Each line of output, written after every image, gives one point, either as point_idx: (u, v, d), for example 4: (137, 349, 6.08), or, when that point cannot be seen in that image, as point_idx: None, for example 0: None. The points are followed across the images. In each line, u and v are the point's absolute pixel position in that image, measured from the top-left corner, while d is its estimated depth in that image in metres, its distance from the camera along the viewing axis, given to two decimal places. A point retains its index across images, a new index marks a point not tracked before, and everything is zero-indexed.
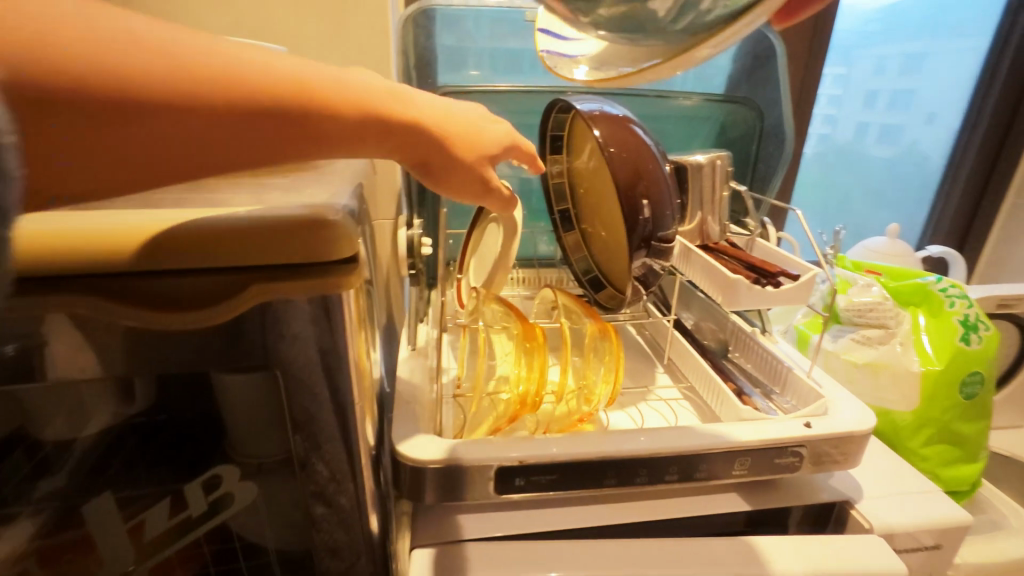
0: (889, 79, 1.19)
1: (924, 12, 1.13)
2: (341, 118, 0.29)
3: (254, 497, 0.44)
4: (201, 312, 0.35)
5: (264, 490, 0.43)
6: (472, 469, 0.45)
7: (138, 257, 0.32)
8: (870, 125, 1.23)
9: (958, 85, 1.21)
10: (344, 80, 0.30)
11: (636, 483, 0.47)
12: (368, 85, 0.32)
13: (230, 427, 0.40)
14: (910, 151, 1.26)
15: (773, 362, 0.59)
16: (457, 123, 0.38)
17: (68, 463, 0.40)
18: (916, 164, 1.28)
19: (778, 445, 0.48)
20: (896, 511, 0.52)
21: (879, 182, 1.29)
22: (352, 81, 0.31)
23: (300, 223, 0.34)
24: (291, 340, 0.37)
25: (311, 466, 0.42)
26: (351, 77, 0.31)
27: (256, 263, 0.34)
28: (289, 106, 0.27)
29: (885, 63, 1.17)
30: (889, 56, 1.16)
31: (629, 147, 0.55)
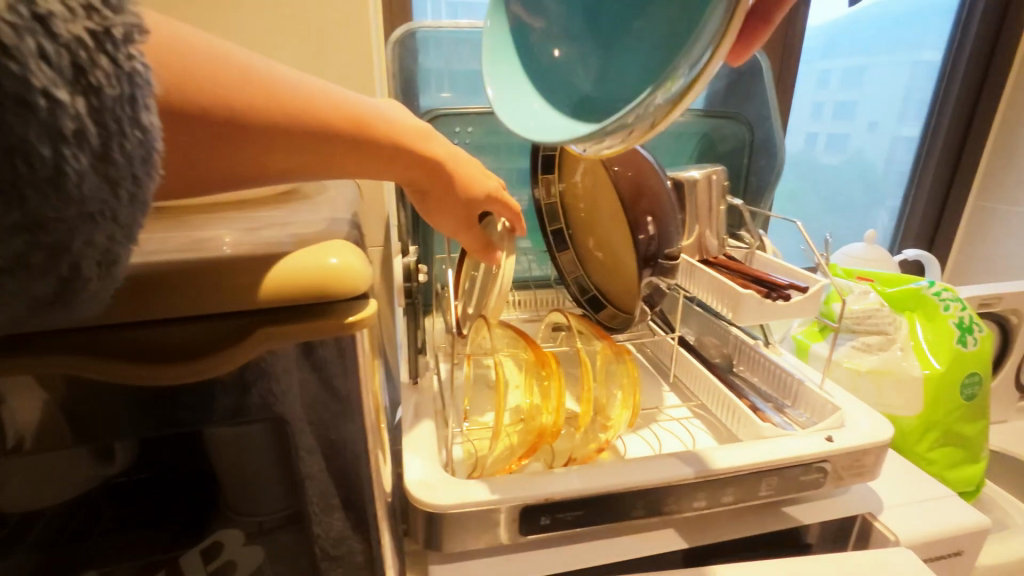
0: (831, 91, 1.24)
1: (859, 28, 1.18)
2: (324, 127, 0.31)
3: (258, 567, 0.40)
4: (198, 362, 0.32)
5: (269, 560, 0.40)
6: (495, 511, 0.42)
7: (134, 310, 0.30)
8: (818, 134, 1.28)
9: (895, 95, 1.27)
10: (323, 93, 0.31)
11: (664, 512, 0.45)
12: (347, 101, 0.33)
13: (226, 491, 0.37)
14: (857, 158, 1.31)
15: (781, 375, 0.59)
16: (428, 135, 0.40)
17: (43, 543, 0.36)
18: (862, 170, 1.33)
19: (802, 462, 0.47)
20: (918, 520, 0.51)
21: (832, 190, 1.34)
22: (330, 95, 0.32)
23: (311, 264, 0.32)
24: (301, 389, 0.35)
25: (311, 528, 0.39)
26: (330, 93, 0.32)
27: (258, 305, 0.31)
28: (276, 115, 0.28)
29: (827, 77, 1.22)
30: (830, 70, 1.21)
31: (632, 165, 0.55)
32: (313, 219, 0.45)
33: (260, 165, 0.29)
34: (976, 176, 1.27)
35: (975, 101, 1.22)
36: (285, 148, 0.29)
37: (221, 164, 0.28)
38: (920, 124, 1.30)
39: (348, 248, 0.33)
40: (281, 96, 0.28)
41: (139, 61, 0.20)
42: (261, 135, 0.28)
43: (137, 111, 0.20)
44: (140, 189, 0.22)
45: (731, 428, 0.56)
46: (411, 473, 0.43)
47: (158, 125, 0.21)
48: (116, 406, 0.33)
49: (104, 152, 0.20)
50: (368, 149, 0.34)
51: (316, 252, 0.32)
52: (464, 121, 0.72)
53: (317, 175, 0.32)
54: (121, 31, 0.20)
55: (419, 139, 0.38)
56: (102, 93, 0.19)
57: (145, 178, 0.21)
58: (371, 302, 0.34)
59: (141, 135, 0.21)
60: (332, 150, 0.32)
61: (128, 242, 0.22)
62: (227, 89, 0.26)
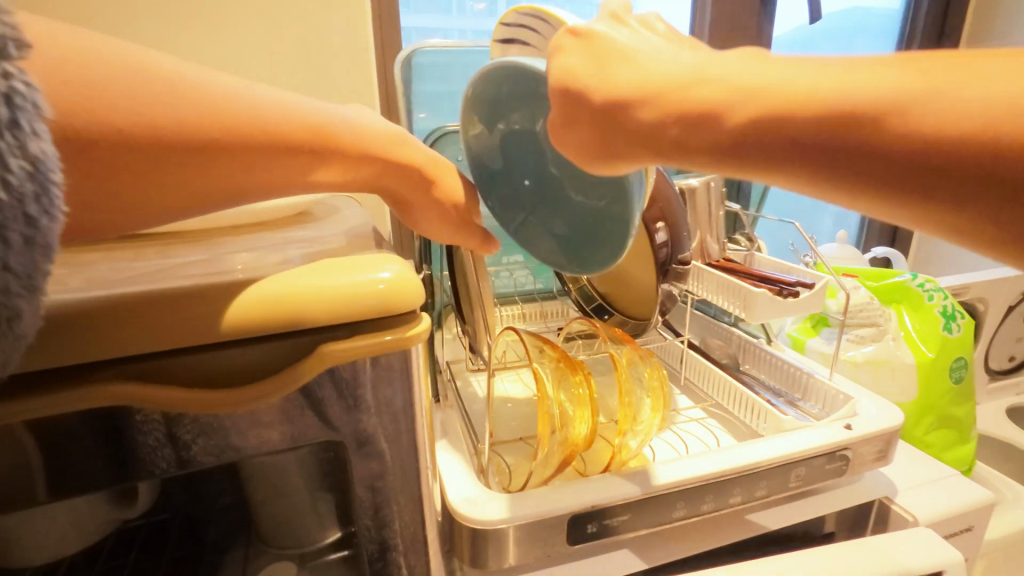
0: None
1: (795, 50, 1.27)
2: (291, 139, 0.32)
3: None
4: (246, 389, 0.29)
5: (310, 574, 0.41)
6: (544, 522, 0.41)
7: (190, 337, 0.28)
8: None
9: None
10: (288, 109, 0.33)
11: (703, 510, 0.46)
12: (315, 114, 0.35)
13: (259, 505, 0.39)
14: None
15: (789, 369, 0.61)
16: (403, 142, 0.41)
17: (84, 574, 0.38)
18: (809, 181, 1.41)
19: (827, 452, 0.49)
20: (931, 500, 0.54)
21: (787, 199, 1.41)
22: (293, 109, 0.33)
23: (374, 285, 0.31)
24: (361, 410, 0.34)
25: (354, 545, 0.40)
26: (295, 106, 0.34)
27: (314, 322, 0.30)
28: (241, 135, 0.30)
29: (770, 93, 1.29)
30: None
31: None
32: (336, 236, 0.45)
33: (218, 184, 0.30)
34: None
35: None
36: (252, 167, 0.31)
37: (181, 188, 0.29)
38: None
39: (405, 265, 0.33)
40: (224, 111, 0.29)
41: (15, 80, 0.21)
42: (229, 156, 0.30)
43: (15, 137, 0.20)
44: (35, 229, 0.22)
45: (751, 425, 0.57)
46: (450, 491, 0.42)
47: (46, 151, 0.21)
48: (150, 441, 0.31)
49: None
50: (324, 159, 0.35)
51: (370, 267, 0.32)
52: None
53: (287, 188, 0.34)
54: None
55: (378, 145, 0.39)
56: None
57: (34, 216, 0.21)
58: (424, 317, 0.33)
59: (24, 167, 0.21)
60: (286, 161, 0.33)
61: (27, 294, 0.23)
62: (168, 109, 0.27)
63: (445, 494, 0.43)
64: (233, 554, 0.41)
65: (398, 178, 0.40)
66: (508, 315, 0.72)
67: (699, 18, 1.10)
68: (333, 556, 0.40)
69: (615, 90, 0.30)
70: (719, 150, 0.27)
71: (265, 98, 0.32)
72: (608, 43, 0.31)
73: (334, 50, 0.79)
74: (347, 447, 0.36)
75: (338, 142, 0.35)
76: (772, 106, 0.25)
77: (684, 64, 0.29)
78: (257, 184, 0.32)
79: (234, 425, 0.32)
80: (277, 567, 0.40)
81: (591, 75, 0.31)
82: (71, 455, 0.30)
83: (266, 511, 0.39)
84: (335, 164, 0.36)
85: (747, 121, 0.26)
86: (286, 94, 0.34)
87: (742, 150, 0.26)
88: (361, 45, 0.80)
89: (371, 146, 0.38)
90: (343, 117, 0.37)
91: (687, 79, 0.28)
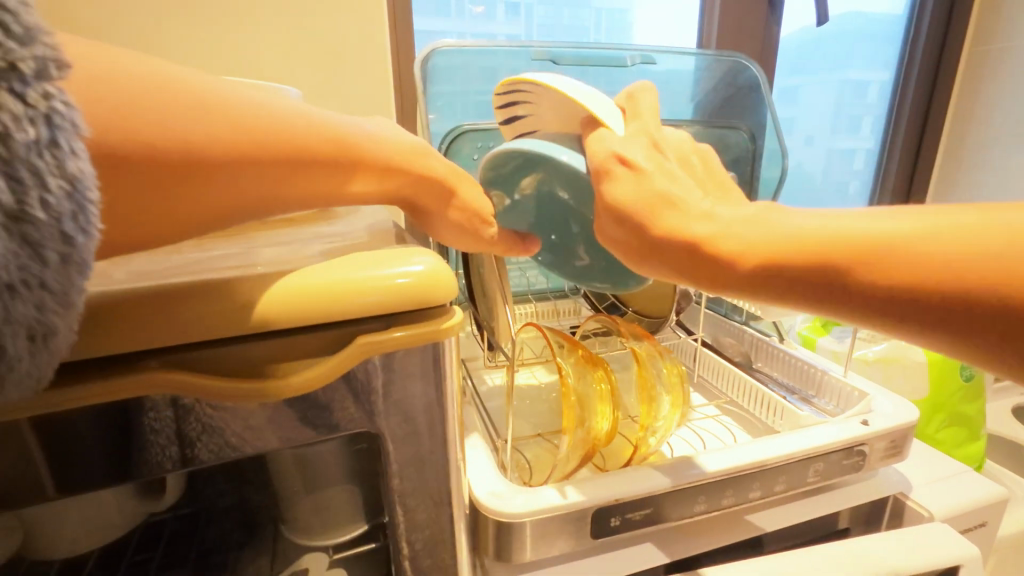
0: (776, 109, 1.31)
1: (797, 53, 1.28)
2: (320, 143, 0.32)
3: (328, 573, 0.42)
4: (277, 380, 0.30)
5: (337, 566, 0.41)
6: (568, 516, 0.42)
7: (227, 330, 0.28)
8: None
9: (829, 111, 1.36)
10: (316, 115, 0.33)
11: (724, 504, 0.46)
12: (343, 122, 0.35)
13: (288, 496, 0.39)
14: (796, 171, 1.38)
15: (803, 366, 0.62)
16: (427, 151, 0.40)
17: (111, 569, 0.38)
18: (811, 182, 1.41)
19: (844, 447, 0.49)
20: (947, 495, 0.54)
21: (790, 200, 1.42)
22: (322, 115, 0.33)
23: (406, 277, 0.31)
24: (394, 406, 0.34)
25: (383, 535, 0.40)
26: (323, 114, 0.33)
27: (352, 314, 0.30)
28: (272, 138, 0.29)
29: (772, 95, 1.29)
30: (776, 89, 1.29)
31: None
32: (360, 233, 0.45)
33: (250, 195, 0.29)
34: (931, 178, 1.40)
35: (925, 111, 1.35)
36: (283, 173, 0.30)
37: (214, 202, 0.28)
38: (877, 134, 1.42)
39: (436, 259, 0.33)
40: (254, 123, 0.29)
41: (55, 100, 0.19)
42: (259, 161, 0.29)
43: (53, 156, 0.19)
44: (72, 247, 0.20)
45: (767, 421, 0.58)
46: (474, 484, 0.43)
47: (83, 168, 0.20)
48: (178, 443, 0.30)
49: (16, 209, 0.19)
50: (354, 171, 0.34)
51: (404, 258, 0.32)
52: (486, 136, 0.76)
53: (317, 200, 0.33)
54: (30, 65, 0.18)
55: (405, 158, 0.38)
56: (8, 138, 0.18)
57: (71, 234, 0.20)
58: (456, 310, 0.34)
59: (62, 186, 0.19)
60: (318, 170, 0.32)
61: (63, 311, 0.21)
62: (199, 124, 0.27)
63: (470, 488, 0.43)
64: (261, 542, 0.41)
65: (424, 187, 0.39)
66: (522, 313, 0.73)
67: (707, 17, 1.11)
68: (361, 546, 0.41)
69: (656, 226, 0.36)
70: (747, 282, 0.35)
71: (293, 107, 0.32)
72: (653, 181, 0.37)
73: (349, 48, 0.79)
74: (383, 439, 0.35)
75: (367, 149, 0.35)
76: (771, 253, 0.33)
77: (711, 212, 0.36)
78: (286, 191, 0.31)
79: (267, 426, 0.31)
80: (310, 558, 0.40)
81: (640, 211, 0.37)
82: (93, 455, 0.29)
83: (293, 502, 0.40)
84: (366, 171, 0.35)
85: (759, 263, 0.34)
86: (313, 107, 0.33)
87: (758, 282, 0.34)
88: (375, 43, 0.80)
89: (399, 153, 0.38)
90: (369, 126, 0.37)
91: (715, 228, 0.35)
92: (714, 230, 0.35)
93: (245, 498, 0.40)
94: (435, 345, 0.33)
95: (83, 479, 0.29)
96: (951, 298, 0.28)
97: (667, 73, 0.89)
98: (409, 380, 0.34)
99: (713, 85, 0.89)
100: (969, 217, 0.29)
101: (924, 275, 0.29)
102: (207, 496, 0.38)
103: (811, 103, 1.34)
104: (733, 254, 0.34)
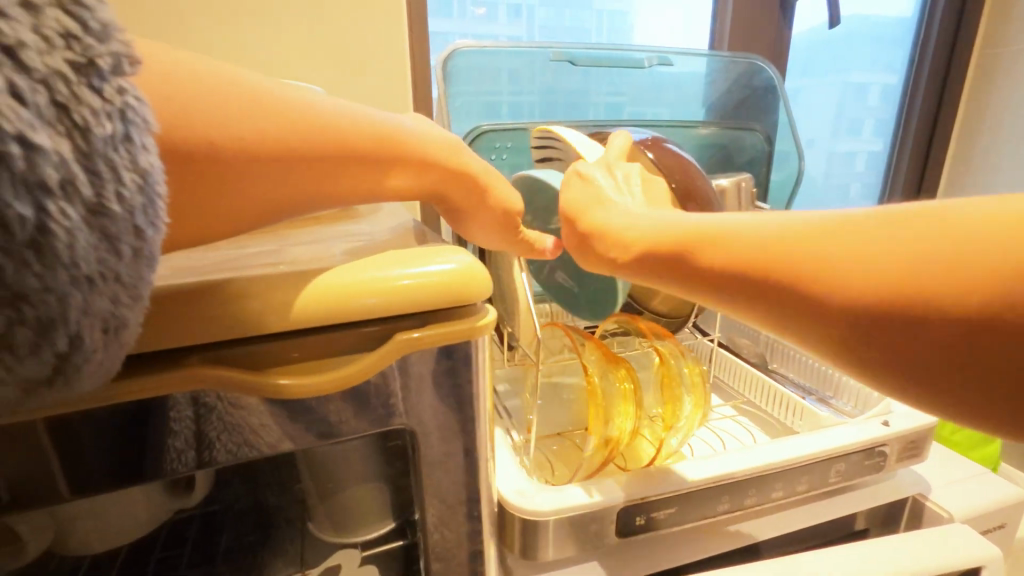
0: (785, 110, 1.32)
1: (806, 55, 1.28)
2: (354, 142, 0.32)
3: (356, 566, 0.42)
4: (313, 378, 0.30)
5: (367, 555, 0.42)
6: (595, 514, 0.42)
7: (266, 326, 0.29)
8: None
9: (836, 112, 1.37)
10: (352, 113, 0.33)
11: (747, 503, 0.46)
12: (377, 118, 0.34)
13: (316, 490, 0.40)
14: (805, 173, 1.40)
15: (820, 368, 0.62)
16: (460, 147, 0.40)
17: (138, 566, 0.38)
18: (820, 184, 1.43)
19: (867, 448, 0.49)
20: (967, 496, 0.54)
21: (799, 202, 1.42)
22: (357, 112, 0.33)
23: (443, 278, 0.31)
24: (427, 405, 0.34)
25: (411, 527, 0.40)
26: (358, 110, 0.33)
27: (394, 311, 0.31)
28: (306, 140, 0.30)
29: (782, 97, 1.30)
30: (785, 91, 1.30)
31: (681, 168, 0.57)
32: (386, 231, 0.45)
33: (296, 192, 0.30)
34: (941, 179, 1.40)
35: (935, 111, 1.35)
36: (317, 174, 0.30)
37: (262, 198, 0.29)
38: (889, 134, 1.42)
39: (473, 260, 0.33)
40: (297, 121, 0.29)
41: (128, 95, 0.20)
42: (292, 165, 0.29)
43: (127, 151, 0.20)
44: (143, 241, 0.21)
45: (786, 421, 0.58)
46: (501, 482, 0.43)
47: (153, 164, 0.21)
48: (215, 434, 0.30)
49: (97, 203, 0.20)
50: (392, 167, 0.34)
51: (439, 255, 0.33)
52: (506, 137, 0.78)
53: (352, 199, 0.33)
54: (107, 61, 0.20)
55: (440, 152, 0.38)
56: (89, 133, 0.19)
57: (143, 228, 0.21)
58: (490, 308, 0.34)
59: (135, 179, 0.21)
60: (352, 168, 0.32)
61: (133, 304, 0.22)
62: (247, 124, 0.27)
63: (497, 485, 0.43)
64: (290, 541, 0.42)
65: (454, 183, 0.39)
66: (539, 313, 0.73)
67: (719, 17, 1.11)
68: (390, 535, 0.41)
69: (587, 224, 0.43)
70: (634, 267, 0.39)
71: (329, 104, 0.32)
72: (594, 193, 0.45)
73: (368, 47, 0.79)
74: (417, 436, 0.35)
75: (400, 146, 0.35)
76: (654, 240, 0.38)
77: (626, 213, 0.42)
78: (320, 191, 0.31)
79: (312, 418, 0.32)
80: (342, 555, 0.41)
81: (580, 210, 0.45)
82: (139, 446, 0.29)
83: (326, 500, 0.40)
84: (398, 167, 0.35)
85: (642, 249, 0.38)
86: (353, 103, 0.34)
87: (641, 266, 0.38)
88: (394, 42, 0.80)
89: (432, 149, 0.37)
90: (403, 121, 0.37)
91: (622, 224, 0.41)
92: (621, 224, 0.41)
93: (264, 498, 0.40)
94: (470, 344, 0.33)
95: (126, 470, 0.29)
96: (767, 274, 0.31)
97: (683, 75, 0.90)
98: (443, 377, 0.34)
99: (729, 86, 0.90)
100: (819, 215, 0.31)
101: (752, 254, 0.32)
102: (236, 494, 0.38)
103: (818, 105, 1.35)
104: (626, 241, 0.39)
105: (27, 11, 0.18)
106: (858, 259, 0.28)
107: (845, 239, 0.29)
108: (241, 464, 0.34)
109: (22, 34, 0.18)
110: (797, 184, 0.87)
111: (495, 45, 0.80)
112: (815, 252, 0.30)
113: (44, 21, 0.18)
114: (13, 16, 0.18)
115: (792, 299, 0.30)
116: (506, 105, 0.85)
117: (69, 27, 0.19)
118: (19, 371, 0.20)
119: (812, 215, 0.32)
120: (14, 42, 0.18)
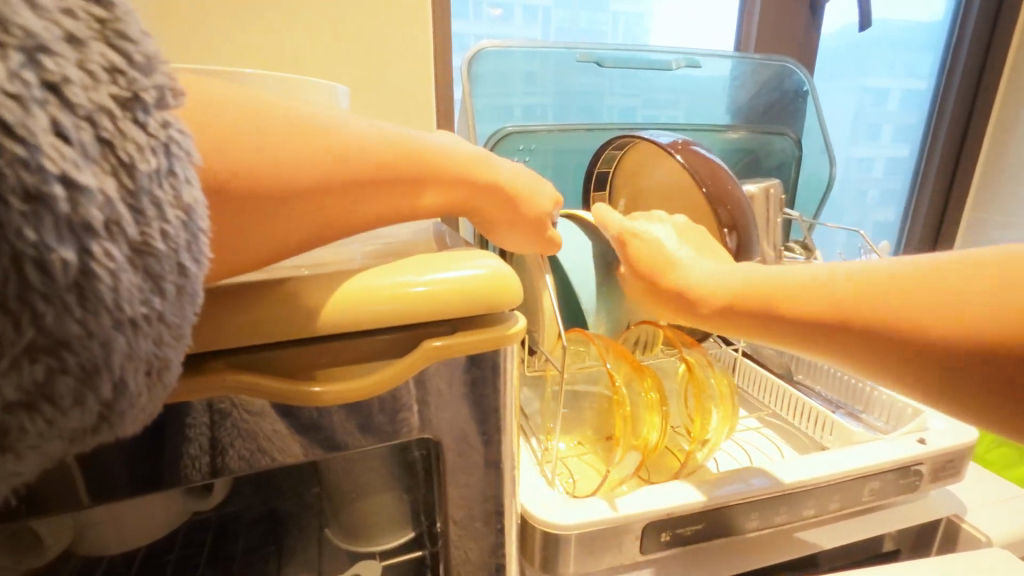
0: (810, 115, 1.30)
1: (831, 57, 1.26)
2: (388, 162, 0.31)
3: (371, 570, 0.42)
4: (340, 388, 0.29)
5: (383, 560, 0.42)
6: (618, 530, 0.41)
7: (292, 332, 0.28)
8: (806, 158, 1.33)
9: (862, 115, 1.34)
10: (381, 131, 0.32)
11: (775, 522, 0.45)
12: (408, 134, 0.34)
13: (337, 498, 0.39)
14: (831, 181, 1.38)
15: (850, 381, 0.61)
16: (489, 158, 0.40)
17: (154, 569, 0.37)
18: (847, 190, 1.40)
19: (902, 467, 0.48)
20: (1004, 519, 0.52)
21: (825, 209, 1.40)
22: (387, 130, 0.33)
23: (474, 285, 0.30)
24: (451, 414, 0.34)
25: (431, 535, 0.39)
26: (388, 128, 0.33)
27: (423, 318, 0.30)
28: (338, 166, 0.29)
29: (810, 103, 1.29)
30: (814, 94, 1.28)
31: (719, 179, 0.56)
32: (408, 234, 0.44)
33: (329, 219, 0.29)
34: (972, 185, 1.36)
35: (965, 118, 1.32)
36: (352, 199, 0.30)
37: (296, 219, 0.28)
38: (917, 137, 1.39)
39: (501, 266, 0.32)
40: (324, 141, 0.29)
41: (172, 129, 0.20)
42: (325, 193, 0.29)
43: (171, 185, 0.20)
44: (186, 277, 0.21)
45: (813, 436, 0.56)
46: (524, 494, 0.42)
47: (195, 198, 0.20)
48: (236, 438, 0.30)
49: (141, 242, 0.19)
50: (426, 184, 0.33)
51: (467, 259, 0.32)
52: (526, 139, 0.77)
53: (386, 218, 0.32)
54: (152, 94, 0.19)
55: (472, 168, 0.37)
56: (134, 169, 0.19)
57: (187, 265, 0.20)
58: (518, 317, 0.33)
59: (178, 216, 0.20)
60: (385, 189, 0.31)
61: (176, 343, 0.21)
62: (280, 148, 0.27)
63: (519, 498, 0.42)
64: (307, 551, 0.41)
65: (490, 195, 0.39)
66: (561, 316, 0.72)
67: (744, 15, 1.08)
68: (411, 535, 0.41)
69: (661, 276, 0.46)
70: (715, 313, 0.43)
71: (359, 124, 0.32)
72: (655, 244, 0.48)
73: (386, 51, 0.79)
74: (443, 445, 0.34)
75: (433, 161, 0.34)
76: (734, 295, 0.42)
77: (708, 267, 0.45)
78: (353, 214, 0.30)
79: (330, 429, 0.31)
80: (362, 565, 0.42)
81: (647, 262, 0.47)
82: (166, 446, 0.29)
83: (346, 507, 0.40)
84: (434, 181, 0.34)
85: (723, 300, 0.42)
86: (377, 120, 0.33)
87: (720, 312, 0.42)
88: (413, 46, 0.79)
89: (464, 161, 0.37)
90: (433, 137, 0.36)
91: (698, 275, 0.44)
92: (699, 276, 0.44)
93: (279, 506, 0.39)
94: (497, 351, 0.32)
95: (160, 469, 0.29)
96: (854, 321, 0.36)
97: (707, 80, 0.89)
98: (468, 388, 0.33)
99: (757, 89, 0.89)
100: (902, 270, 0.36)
101: (837, 303, 0.37)
102: (253, 501, 0.37)
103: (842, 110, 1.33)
104: (709, 292, 0.43)
105: (72, 46, 0.18)
106: (954, 304, 0.33)
107: (939, 285, 0.34)
108: (259, 473, 0.34)
109: (68, 70, 0.17)
110: (829, 186, 0.87)
111: (516, 47, 0.79)
112: (916, 302, 0.34)
113: (89, 56, 0.18)
114: (59, 51, 0.17)
115: (897, 346, 0.35)
116: (518, 107, 0.84)
117: (115, 62, 0.19)
118: (63, 425, 0.19)
119: (887, 269, 0.37)
120: (60, 79, 0.17)
